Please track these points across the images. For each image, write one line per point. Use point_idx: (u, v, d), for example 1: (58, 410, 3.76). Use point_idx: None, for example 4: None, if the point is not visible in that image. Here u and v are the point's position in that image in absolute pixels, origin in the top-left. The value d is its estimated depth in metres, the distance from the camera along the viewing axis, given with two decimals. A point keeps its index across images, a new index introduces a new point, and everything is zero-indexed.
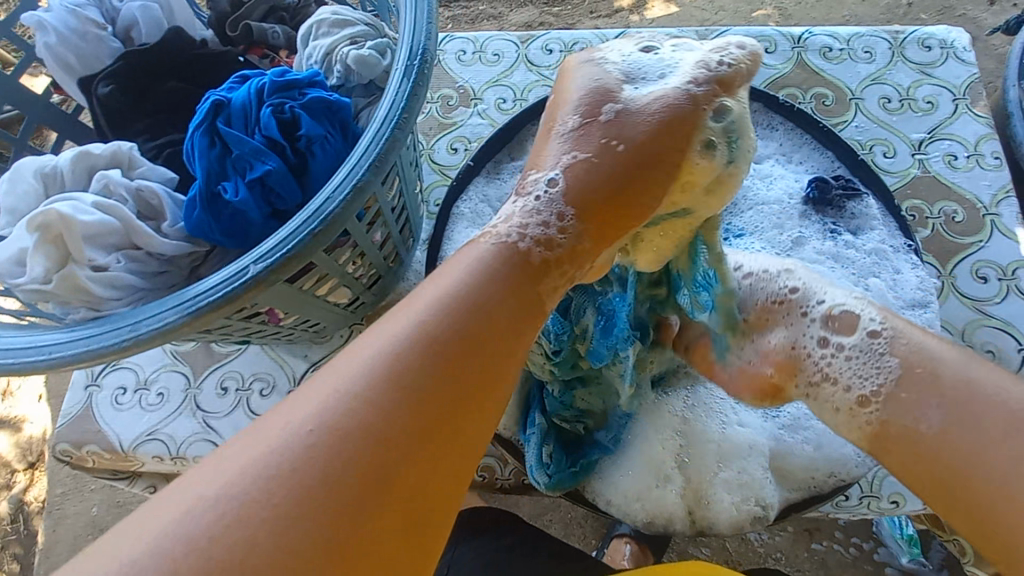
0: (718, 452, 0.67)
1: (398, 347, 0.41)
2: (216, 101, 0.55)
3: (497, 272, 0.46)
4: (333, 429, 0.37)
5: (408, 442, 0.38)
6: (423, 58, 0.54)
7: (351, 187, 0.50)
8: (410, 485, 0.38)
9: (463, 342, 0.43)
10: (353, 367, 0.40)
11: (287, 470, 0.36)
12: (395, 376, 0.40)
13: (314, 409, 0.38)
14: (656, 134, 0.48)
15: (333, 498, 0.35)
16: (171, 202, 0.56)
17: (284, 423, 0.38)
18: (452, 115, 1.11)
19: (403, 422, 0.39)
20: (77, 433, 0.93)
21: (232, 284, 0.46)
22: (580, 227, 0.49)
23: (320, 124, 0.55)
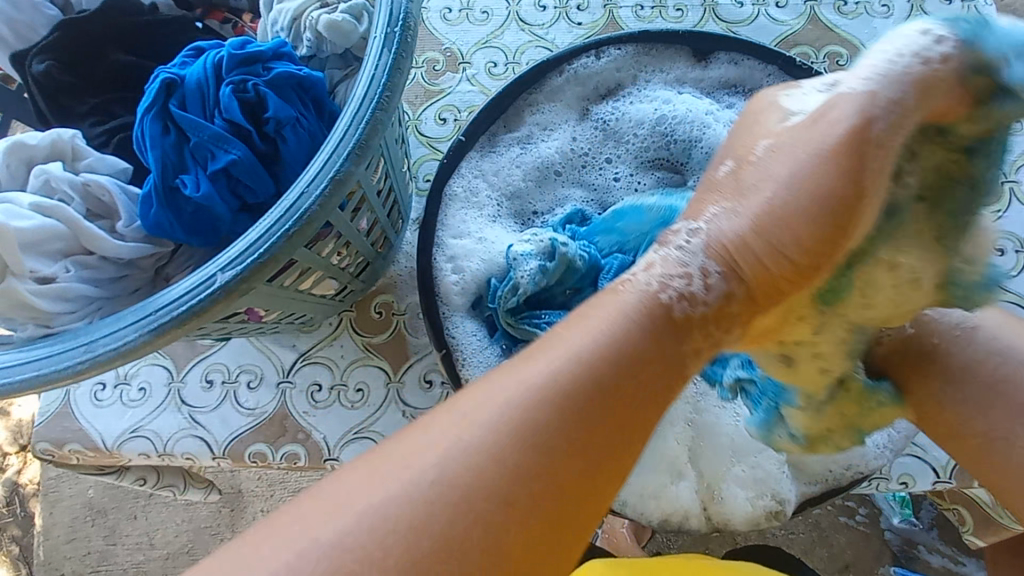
0: (729, 447, 0.65)
1: (547, 390, 0.39)
2: (167, 79, 0.48)
3: (626, 326, 0.43)
4: (478, 474, 0.36)
5: (534, 496, 0.37)
6: (404, 24, 0.47)
7: (329, 179, 0.44)
8: (541, 537, 0.36)
9: (597, 400, 0.39)
10: (472, 416, 0.38)
11: (415, 520, 0.35)
12: (529, 433, 0.38)
13: (441, 459, 0.37)
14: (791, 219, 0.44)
15: (458, 545, 0.34)
16: (124, 197, 0.50)
17: (434, 461, 0.37)
18: (438, 82, 1.02)
19: (551, 469, 0.37)
20: (58, 432, 0.89)
21: (198, 295, 0.41)
22: (728, 288, 0.46)
23: (289, 104, 0.48)
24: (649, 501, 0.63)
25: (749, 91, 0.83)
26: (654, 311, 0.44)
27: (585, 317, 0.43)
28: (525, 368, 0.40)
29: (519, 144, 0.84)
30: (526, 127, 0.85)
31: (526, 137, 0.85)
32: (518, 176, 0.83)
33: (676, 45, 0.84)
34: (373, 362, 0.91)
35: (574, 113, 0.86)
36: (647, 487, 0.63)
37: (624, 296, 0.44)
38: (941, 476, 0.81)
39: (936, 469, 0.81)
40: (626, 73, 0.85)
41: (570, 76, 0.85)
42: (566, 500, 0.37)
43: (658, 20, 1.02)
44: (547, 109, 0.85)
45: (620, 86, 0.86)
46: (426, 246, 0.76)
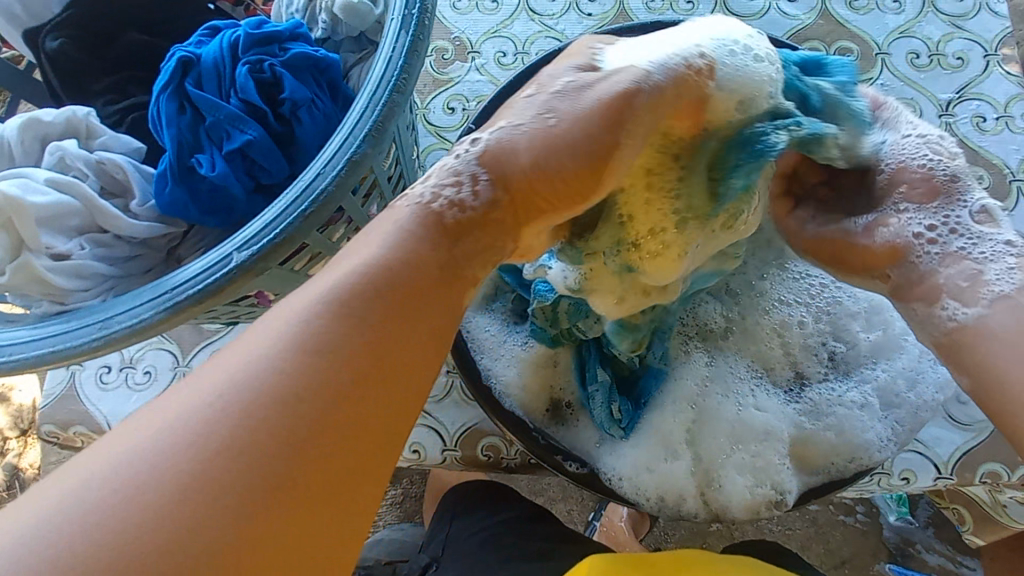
0: (731, 431, 0.64)
1: (313, 312, 0.38)
2: (184, 58, 0.48)
3: (406, 235, 0.43)
4: (244, 401, 0.34)
5: (323, 406, 0.35)
6: (422, 7, 0.47)
7: (346, 161, 0.44)
8: (332, 448, 0.35)
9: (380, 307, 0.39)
10: (259, 336, 0.37)
11: (191, 448, 0.33)
12: (309, 343, 0.37)
13: (217, 381, 0.35)
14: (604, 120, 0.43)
15: (233, 465, 0.33)
16: (139, 176, 0.51)
17: (220, 382, 0.35)
18: (447, 71, 1.02)
19: (326, 382, 0.36)
20: (64, 414, 0.89)
21: (213, 274, 0.41)
22: (493, 194, 0.45)
23: (306, 85, 0.48)
24: (644, 473, 0.63)
25: None
26: (436, 218, 0.44)
27: (363, 237, 0.43)
28: (315, 288, 0.40)
29: None
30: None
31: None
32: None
33: None
34: None
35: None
36: (643, 462, 0.63)
37: (401, 210, 0.44)
38: (942, 473, 0.82)
39: (937, 465, 0.82)
40: None
41: None
42: (355, 400, 0.36)
43: (669, 12, 1.02)
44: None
45: None
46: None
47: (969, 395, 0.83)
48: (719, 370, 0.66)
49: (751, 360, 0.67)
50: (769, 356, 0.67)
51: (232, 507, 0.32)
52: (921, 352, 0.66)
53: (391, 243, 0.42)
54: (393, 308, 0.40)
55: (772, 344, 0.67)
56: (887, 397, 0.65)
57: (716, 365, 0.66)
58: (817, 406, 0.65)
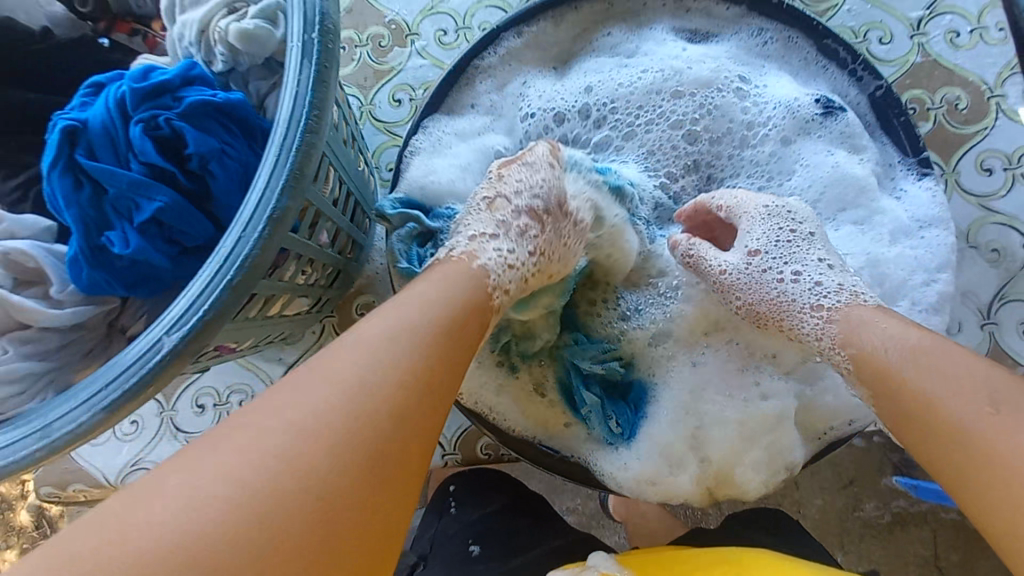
0: (741, 431, 0.62)
1: (407, 325, 0.44)
2: (66, 126, 0.41)
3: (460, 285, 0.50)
4: (314, 427, 0.36)
5: (415, 419, 0.40)
6: (323, 28, 0.42)
7: (266, 219, 0.40)
8: (411, 452, 0.40)
9: (453, 323, 0.46)
10: (353, 353, 0.41)
11: (275, 451, 0.35)
12: (398, 353, 0.42)
13: (275, 423, 0.36)
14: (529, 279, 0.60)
15: (271, 509, 0.33)
16: (51, 260, 0.44)
17: (293, 401, 0.38)
18: (387, 59, 0.96)
19: (412, 403, 0.40)
20: (58, 475, 0.89)
21: (148, 363, 0.38)
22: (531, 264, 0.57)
23: (209, 133, 0.43)
24: (649, 486, 0.63)
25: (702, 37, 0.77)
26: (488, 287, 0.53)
27: (434, 272, 0.50)
28: (394, 307, 0.45)
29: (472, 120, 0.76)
30: (501, 97, 0.77)
31: (499, 107, 0.77)
32: (467, 149, 0.75)
33: None
34: None
35: (550, 75, 0.77)
36: (647, 476, 0.62)
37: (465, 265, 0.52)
38: None
39: None
40: (583, 27, 0.78)
41: (529, 39, 0.77)
42: (430, 413, 0.42)
43: None
44: (522, 73, 0.77)
45: (576, 52, 0.78)
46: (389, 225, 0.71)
47: (962, 325, 0.83)
48: (704, 371, 0.64)
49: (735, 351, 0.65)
50: (768, 346, 0.64)
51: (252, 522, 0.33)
52: (853, 253, 0.67)
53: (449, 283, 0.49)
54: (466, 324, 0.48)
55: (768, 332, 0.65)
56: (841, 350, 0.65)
57: (701, 367, 0.64)
58: (810, 372, 0.65)
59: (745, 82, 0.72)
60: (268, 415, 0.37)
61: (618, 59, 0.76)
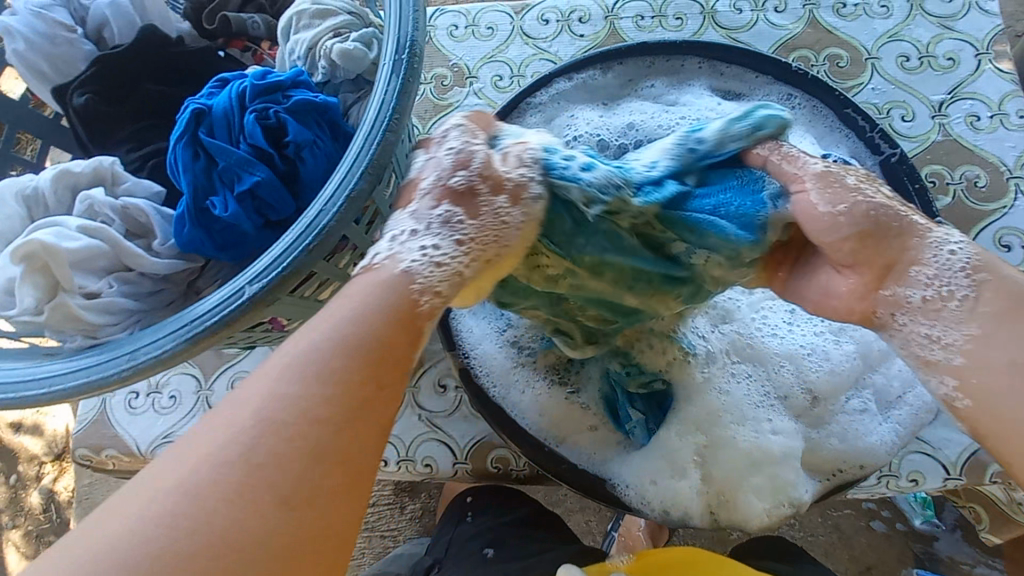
0: (748, 458, 0.63)
1: (327, 347, 0.43)
2: (196, 109, 0.52)
3: (380, 299, 0.46)
4: (275, 425, 0.40)
5: (278, 447, 0.40)
6: (411, 51, 0.51)
7: (346, 198, 0.47)
8: (310, 481, 0.40)
9: (355, 357, 0.44)
10: (289, 369, 0.43)
11: (225, 469, 0.39)
12: (302, 373, 0.42)
13: (237, 427, 0.40)
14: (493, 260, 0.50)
15: (189, 520, 0.37)
16: (159, 218, 0.55)
17: (260, 409, 0.41)
18: (447, 96, 1.07)
19: (299, 426, 0.41)
20: (95, 439, 0.95)
21: (228, 305, 0.45)
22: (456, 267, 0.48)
23: (307, 127, 0.52)
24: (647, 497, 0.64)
25: (732, 97, 0.86)
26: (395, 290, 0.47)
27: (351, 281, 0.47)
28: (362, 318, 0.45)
29: None
30: (548, 129, 0.85)
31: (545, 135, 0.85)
32: None
33: (680, 56, 0.86)
34: None
35: (595, 110, 0.86)
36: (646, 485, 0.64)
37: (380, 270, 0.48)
38: (951, 473, 0.79)
39: (946, 466, 0.79)
40: (625, 79, 0.87)
41: (577, 84, 0.87)
42: (332, 437, 0.41)
43: (659, 29, 1.06)
44: (567, 109, 0.86)
45: (620, 99, 0.88)
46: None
47: None
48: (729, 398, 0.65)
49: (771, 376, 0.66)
50: (785, 386, 0.67)
51: (186, 535, 0.37)
52: None
53: (366, 292, 0.46)
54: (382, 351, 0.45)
55: (785, 372, 0.68)
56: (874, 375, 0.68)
57: (730, 395, 0.65)
58: (819, 414, 0.67)
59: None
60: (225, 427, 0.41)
61: (658, 107, 0.85)
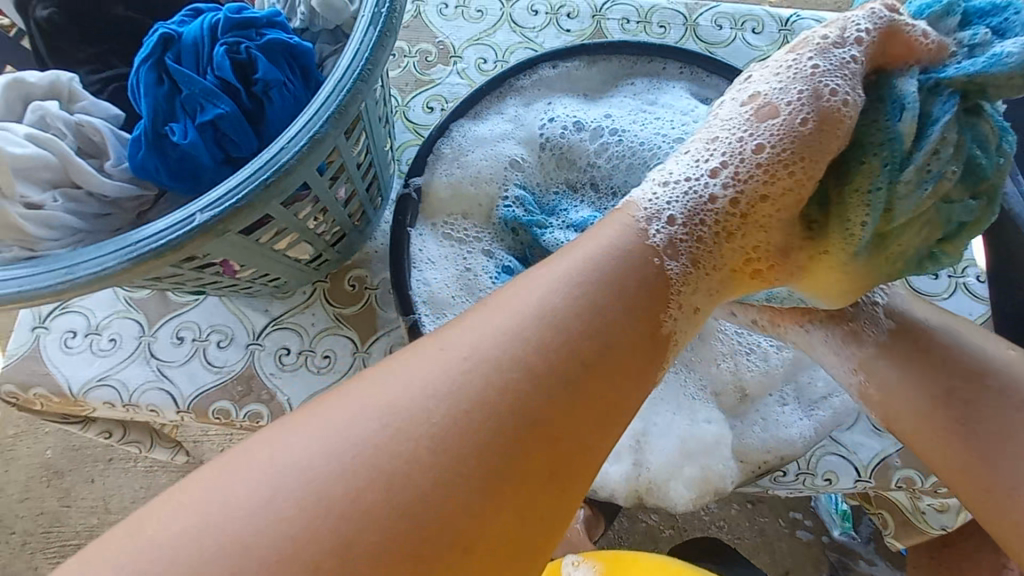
0: (681, 446, 0.66)
1: (527, 350, 0.45)
2: (165, 35, 0.52)
3: (577, 313, 0.47)
4: (470, 410, 0.42)
5: (495, 471, 0.41)
6: (390, 7, 0.51)
7: (309, 138, 0.48)
8: (486, 521, 0.40)
9: (564, 378, 0.45)
10: (460, 343, 0.45)
11: (406, 463, 0.40)
12: (482, 387, 0.43)
13: (470, 397, 0.43)
14: (648, 295, 0.50)
15: (436, 490, 0.40)
16: (114, 139, 0.54)
17: (447, 372, 0.44)
18: (429, 72, 1.08)
19: (509, 438, 0.42)
20: (24, 374, 0.91)
21: (177, 231, 0.44)
22: (708, 278, 0.55)
23: (278, 68, 0.52)
24: None
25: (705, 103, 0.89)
26: (580, 339, 0.46)
27: (527, 281, 0.49)
28: (511, 309, 0.47)
29: (506, 123, 0.85)
30: (527, 110, 0.87)
31: (524, 118, 0.86)
32: (491, 150, 0.84)
33: (661, 59, 0.89)
34: (342, 331, 0.94)
35: (577, 100, 0.89)
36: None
37: (533, 283, 0.49)
38: (862, 476, 0.83)
39: (857, 469, 0.84)
40: (611, 74, 0.90)
41: (561, 74, 0.89)
42: (518, 455, 0.42)
43: (642, 34, 1.10)
44: (547, 94, 0.88)
45: (598, 94, 0.90)
46: (404, 205, 0.80)
47: None
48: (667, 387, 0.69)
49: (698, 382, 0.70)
50: (717, 382, 0.70)
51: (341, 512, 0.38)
52: None
53: (561, 291, 0.48)
54: (591, 376, 0.46)
55: (722, 368, 0.70)
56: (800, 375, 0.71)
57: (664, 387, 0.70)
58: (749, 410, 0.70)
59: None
60: (418, 374, 0.44)
61: (640, 102, 0.87)
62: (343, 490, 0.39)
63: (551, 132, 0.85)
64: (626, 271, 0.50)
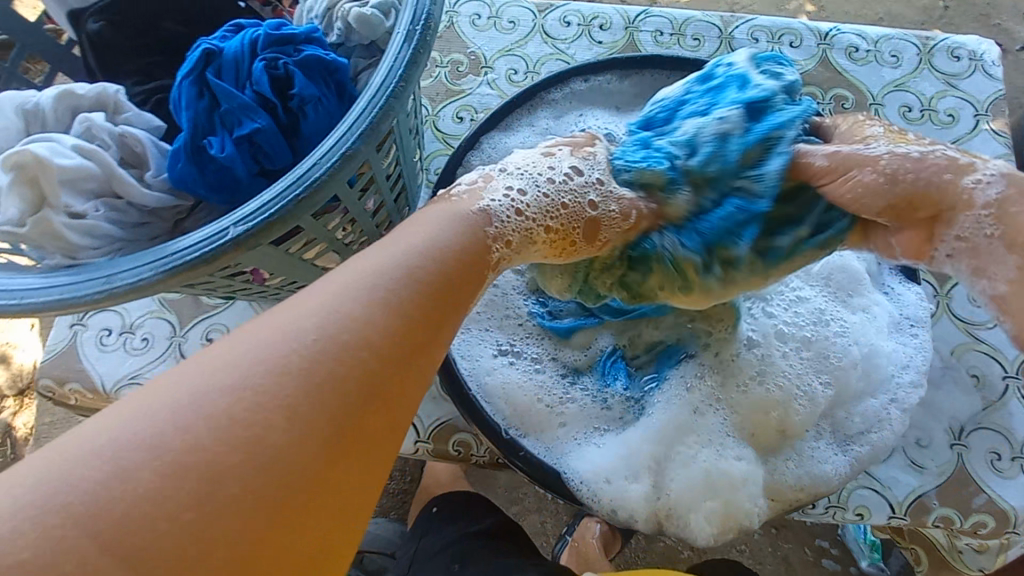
0: (704, 480, 0.63)
1: (392, 276, 0.45)
2: (207, 50, 0.53)
3: (437, 247, 0.49)
4: (352, 329, 0.41)
5: (358, 396, 0.40)
6: (426, 24, 0.52)
7: (339, 155, 0.48)
8: (356, 443, 0.39)
9: (423, 306, 0.45)
10: (363, 271, 0.45)
11: (319, 377, 0.39)
12: (395, 305, 0.44)
13: (378, 312, 0.43)
14: (468, 249, 0.51)
15: (332, 406, 0.39)
16: (155, 151, 0.56)
17: (325, 305, 0.42)
18: (460, 82, 1.08)
19: (362, 364, 0.41)
20: (60, 368, 0.94)
21: (212, 244, 0.45)
22: (510, 242, 0.55)
23: (314, 83, 0.52)
24: (604, 483, 0.64)
25: None
26: (432, 272, 0.47)
27: (417, 220, 0.51)
28: (390, 247, 0.48)
29: (536, 134, 0.86)
30: (557, 123, 0.87)
31: (553, 130, 0.87)
32: None
33: (696, 74, 0.87)
34: None
35: (607, 113, 0.89)
36: (605, 470, 0.64)
37: (464, 215, 0.53)
38: (897, 513, 0.81)
39: (892, 506, 0.81)
40: (643, 87, 0.89)
41: (591, 86, 0.89)
42: (379, 373, 0.41)
43: (676, 46, 1.08)
44: (576, 106, 0.88)
45: (629, 108, 0.90)
46: None
47: (931, 439, 0.83)
48: (706, 421, 0.65)
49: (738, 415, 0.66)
50: (755, 421, 0.66)
51: (311, 478, 0.37)
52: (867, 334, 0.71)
53: (416, 237, 0.49)
54: (437, 302, 0.47)
55: (759, 396, 0.66)
56: (838, 411, 0.68)
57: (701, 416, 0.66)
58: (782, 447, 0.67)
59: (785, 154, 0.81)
60: (330, 307, 0.42)
61: None
62: (246, 431, 0.36)
63: None
64: (530, 214, 0.55)
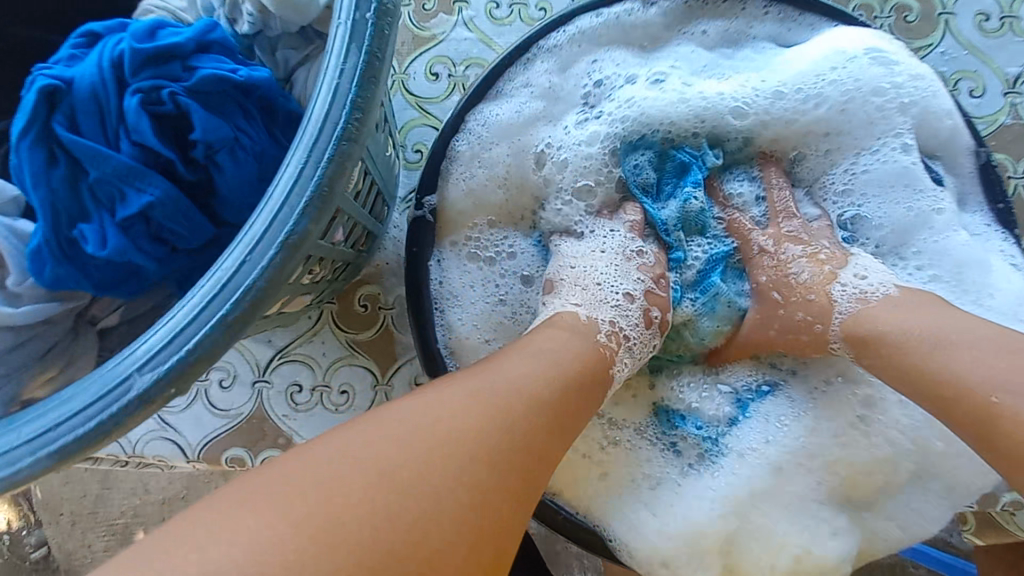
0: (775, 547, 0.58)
1: (512, 402, 0.47)
2: (49, 88, 0.43)
3: (560, 366, 0.52)
4: (471, 451, 0.43)
5: (465, 516, 0.40)
6: (378, 10, 0.34)
7: (279, 243, 0.32)
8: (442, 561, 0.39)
9: (539, 437, 0.47)
10: (488, 395, 0.47)
11: (433, 477, 0.41)
12: (514, 430, 0.45)
13: (495, 441, 0.44)
14: (581, 366, 0.53)
15: (423, 513, 0.39)
16: (14, 251, 0.47)
17: (451, 418, 0.44)
18: (429, 25, 0.86)
19: (478, 494, 0.42)
20: None
21: (111, 405, 0.31)
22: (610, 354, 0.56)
23: (216, 117, 0.43)
24: (660, 565, 0.58)
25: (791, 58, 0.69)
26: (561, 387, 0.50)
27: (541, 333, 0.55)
28: (513, 362, 0.51)
29: (536, 97, 0.66)
30: (563, 80, 0.67)
31: (558, 90, 0.67)
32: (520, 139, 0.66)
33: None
34: (359, 361, 0.82)
35: (629, 54, 0.68)
36: (663, 551, 0.57)
37: (561, 324, 0.56)
38: None
39: None
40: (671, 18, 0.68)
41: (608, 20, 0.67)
42: (491, 497, 0.42)
43: None
44: (589, 46, 0.67)
45: (658, 47, 0.69)
46: (418, 230, 0.65)
47: None
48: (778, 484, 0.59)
49: (810, 463, 0.60)
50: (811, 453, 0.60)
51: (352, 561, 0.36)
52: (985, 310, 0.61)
53: (546, 362, 0.51)
54: (549, 437, 0.47)
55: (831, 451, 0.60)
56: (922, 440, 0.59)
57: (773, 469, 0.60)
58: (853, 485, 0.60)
59: (877, 92, 0.63)
60: (451, 414, 0.45)
61: (711, 57, 0.68)
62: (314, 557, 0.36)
63: (597, 103, 0.66)
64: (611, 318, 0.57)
